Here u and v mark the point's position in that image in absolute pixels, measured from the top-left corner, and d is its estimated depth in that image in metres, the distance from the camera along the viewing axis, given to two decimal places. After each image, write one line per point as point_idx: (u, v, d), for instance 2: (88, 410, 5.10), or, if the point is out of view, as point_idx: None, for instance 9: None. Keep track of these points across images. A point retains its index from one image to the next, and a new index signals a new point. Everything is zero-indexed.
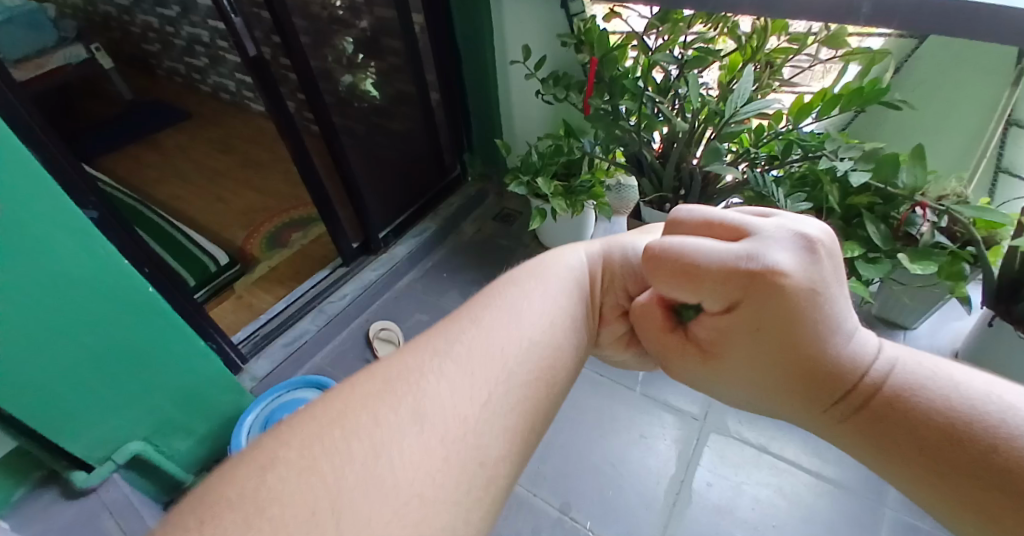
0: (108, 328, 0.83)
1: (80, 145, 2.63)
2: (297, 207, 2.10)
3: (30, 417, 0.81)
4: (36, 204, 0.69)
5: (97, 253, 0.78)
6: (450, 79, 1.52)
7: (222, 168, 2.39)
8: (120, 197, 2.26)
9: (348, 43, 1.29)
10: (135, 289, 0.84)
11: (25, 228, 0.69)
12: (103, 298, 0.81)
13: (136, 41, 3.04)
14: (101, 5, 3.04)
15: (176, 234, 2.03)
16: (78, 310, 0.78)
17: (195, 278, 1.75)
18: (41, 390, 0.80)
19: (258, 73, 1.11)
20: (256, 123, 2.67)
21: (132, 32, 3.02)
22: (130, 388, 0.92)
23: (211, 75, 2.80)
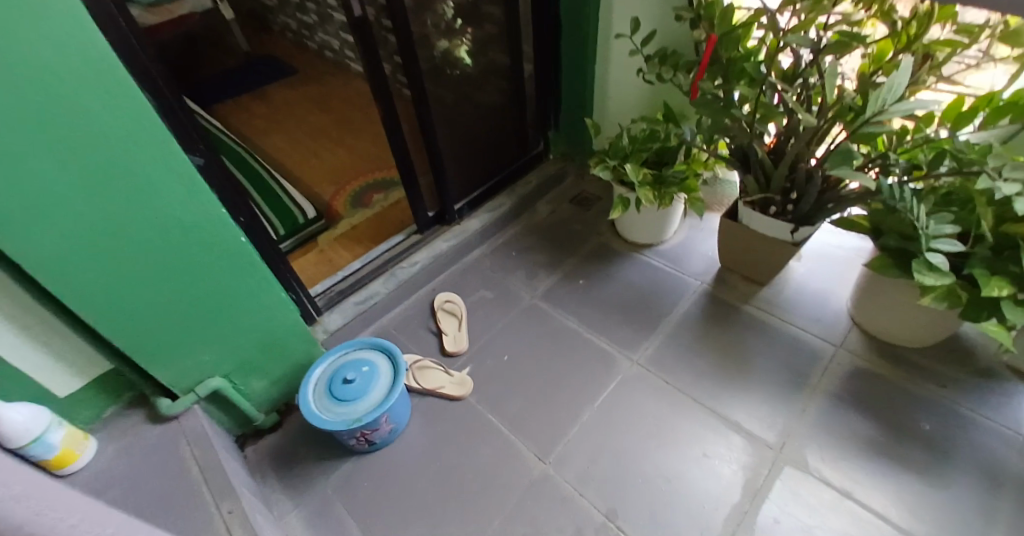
0: (202, 272, 0.88)
1: (199, 90, 2.85)
2: (382, 170, 2.17)
3: (139, 353, 0.88)
4: (135, 153, 0.72)
5: (196, 197, 0.81)
6: (546, 53, 1.46)
7: (320, 124, 2.50)
8: (228, 145, 2.43)
9: (449, 7, 1.25)
10: (229, 237, 0.88)
11: (130, 174, 0.73)
12: (199, 243, 0.85)
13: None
14: None
15: (272, 184, 2.15)
16: (176, 252, 0.83)
17: (285, 228, 1.87)
18: (143, 324, 0.86)
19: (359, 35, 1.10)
20: (353, 83, 2.76)
21: None
22: (221, 330, 0.97)
23: (318, 33, 2.92)
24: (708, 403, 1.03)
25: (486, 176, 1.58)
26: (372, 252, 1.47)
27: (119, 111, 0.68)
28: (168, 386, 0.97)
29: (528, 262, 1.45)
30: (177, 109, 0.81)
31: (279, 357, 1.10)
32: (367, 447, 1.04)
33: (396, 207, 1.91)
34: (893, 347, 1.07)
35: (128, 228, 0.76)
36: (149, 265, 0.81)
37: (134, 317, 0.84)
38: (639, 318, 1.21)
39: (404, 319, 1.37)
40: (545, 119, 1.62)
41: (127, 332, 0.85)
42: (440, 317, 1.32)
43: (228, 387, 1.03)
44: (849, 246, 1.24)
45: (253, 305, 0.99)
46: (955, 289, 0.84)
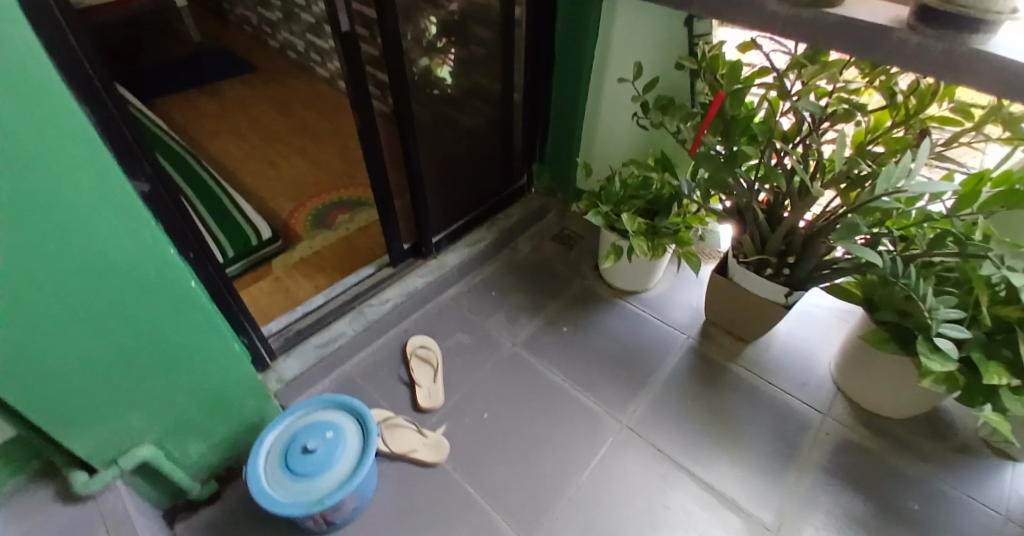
0: (142, 323, 0.76)
1: (141, 82, 2.60)
2: (346, 187, 2.06)
3: (50, 420, 0.74)
4: (69, 189, 0.61)
5: (141, 236, 0.71)
6: (537, 83, 1.41)
7: (279, 131, 2.34)
8: (173, 147, 2.21)
9: (432, 24, 1.14)
10: (177, 281, 0.77)
11: (59, 212, 0.61)
12: (140, 289, 0.74)
13: None
14: None
15: (224, 196, 1.97)
16: (111, 301, 0.71)
17: (235, 250, 1.72)
18: (63, 386, 0.72)
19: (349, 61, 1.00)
20: (318, 89, 2.62)
21: None
22: (159, 386, 0.84)
23: (280, 32, 2.74)
24: (701, 477, 0.98)
25: (468, 209, 1.50)
26: (338, 288, 1.37)
27: (56, 151, 0.58)
28: (86, 459, 0.82)
29: (508, 304, 1.37)
30: (113, 127, 0.72)
31: (225, 414, 0.98)
32: (322, 528, 0.91)
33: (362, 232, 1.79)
34: (881, 418, 1.05)
35: (52, 276, 0.64)
36: (75, 316, 0.69)
37: (50, 379, 0.70)
38: (628, 376, 1.15)
39: (374, 364, 1.26)
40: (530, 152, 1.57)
41: (39, 398, 0.70)
42: (413, 365, 1.22)
43: (159, 456, 0.90)
44: (833, 307, 1.24)
45: (200, 358, 0.87)
46: (954, 373, 0.82)
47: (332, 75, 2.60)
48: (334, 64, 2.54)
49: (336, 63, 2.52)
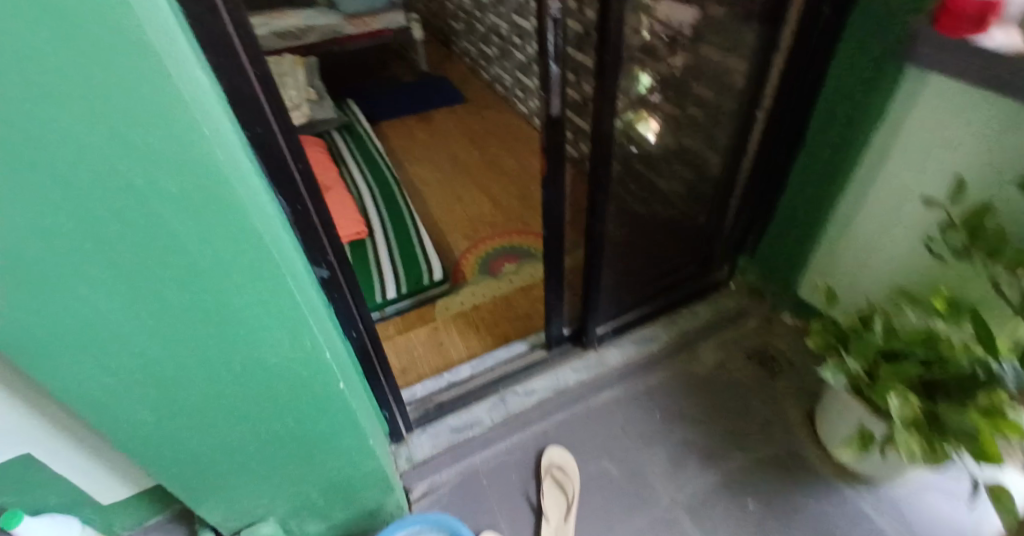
0: (282, 416, 0.73)
1: (371, 104, 2.89)
2: (517, 233, 2.07)
3: (182, 484, 0.76)
4: (228, 305, 0.56)
5: (295, 345, 0.64)
6: (772, 165, 1.14)
7: (472, 165, 2.43)
8: (381, 169, 2.37)
9: (647, 81, 0.92)
10: (323, 384, 0.72)
11: (215, 325, 0.57)
12: (286, 388, 0.70)
13: (446, 17, 3.21)
14: None
15: (409, 226, 2.06)
16: (258, 395, 0.68)
17: (407, 285, 1.78)
18: (201, 459, 0.73)
19: (550, 144, 0.89)
20: (517, 125, 2.65)
21: (445, 8, 3.20)
22: (287, 468, 0.82)
23: (494, 67, 2.82)
24: None
25: (646, 301, 1.28)
26: (488, 360, 1.28)
27: (236, 263, 0.52)
28: (215, 523, 0.87)
29: (676, 435, 1.11)
30: (303, 211, 0.71)
31: (345, 498, 0.94)
32: None
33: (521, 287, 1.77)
34: None
35: (206, 374, 0.62)
36: (221, 408, 0.67)
37: (189, 452, 0.71)
38: None
39: (501, 465, 1.10)
40: (736, 246, 1.29)
41: (176, 465, 0.72)
42: (545, 486, 1.05)
43: (276, 534, 0.91)
44: None
45: (333, 446, 0.83)
46: None
47: (532, 113, 2.58)
48: (535, 103, 2.51)
49: (538, 102, 2.50)
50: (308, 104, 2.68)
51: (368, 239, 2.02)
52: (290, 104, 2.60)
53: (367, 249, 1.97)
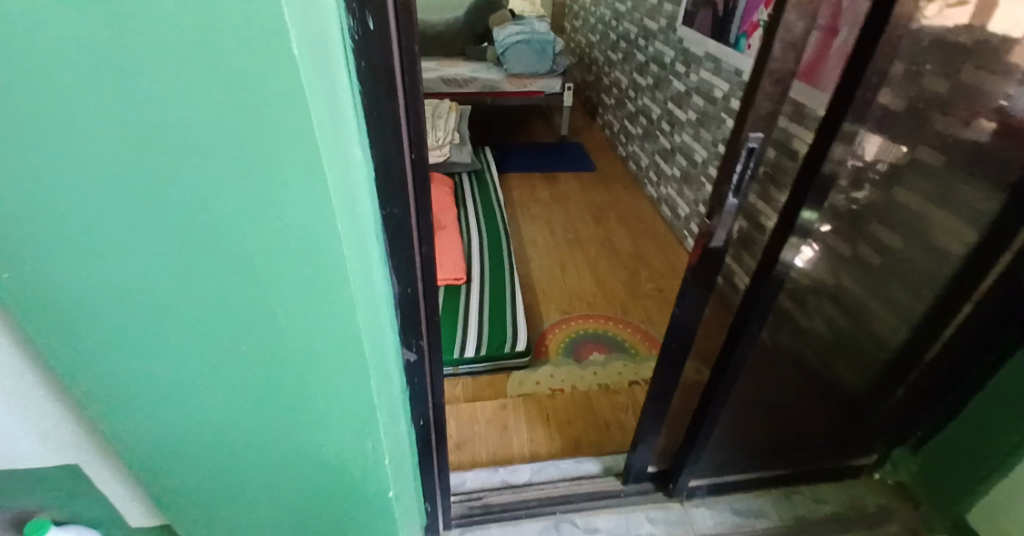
0: (310, 486, 0.64)
1: (511, 159, 3.18)
2: (612, 319, 1.92)
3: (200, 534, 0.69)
4: (284, 351, 0.50)
5: (347, 411, 0.57)
6: (957, 373, 1.05)
7: (585, 237, 2.42)
8: (495, 220, 2.39)
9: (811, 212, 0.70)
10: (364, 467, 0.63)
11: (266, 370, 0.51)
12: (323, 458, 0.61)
13: (602, 90, 3.46)
14: (597, 54, 3.55)
15: (506, 284, 1.99)
16: (290, 458, 0.60)
17: (487, 349, 1.68)
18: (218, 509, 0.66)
19: (700, 273, 0.80)
20: (641, 207, 2.68)
21: (603, 84, 3.45)
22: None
23: (635, 144, 2.90)
24: None
25: (758, 466, 1.17)
26: (550, 470, 1.19)
27: (321, 319, 0.48)
28: None
29: None
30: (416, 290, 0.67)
31: None
32: None
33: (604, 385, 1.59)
34: None
35: (241, 419, 0.55)
36: (246, 461, 0.60)
37: (206, 501, 0.64)
38: None
39: None
40: (874, 433, 1.19)
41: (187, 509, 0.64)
42: None
43: None
44: None
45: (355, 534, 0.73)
46: None
47: (660, 199, 2.58)
48: (668, 189, 2.49)
49: (671, 189, 2.45)
50: (449, 146, 2.81)
51: (464, 288, 1.98)
52: (434, 142, 2.74)
53: (459, 299, 1.93)
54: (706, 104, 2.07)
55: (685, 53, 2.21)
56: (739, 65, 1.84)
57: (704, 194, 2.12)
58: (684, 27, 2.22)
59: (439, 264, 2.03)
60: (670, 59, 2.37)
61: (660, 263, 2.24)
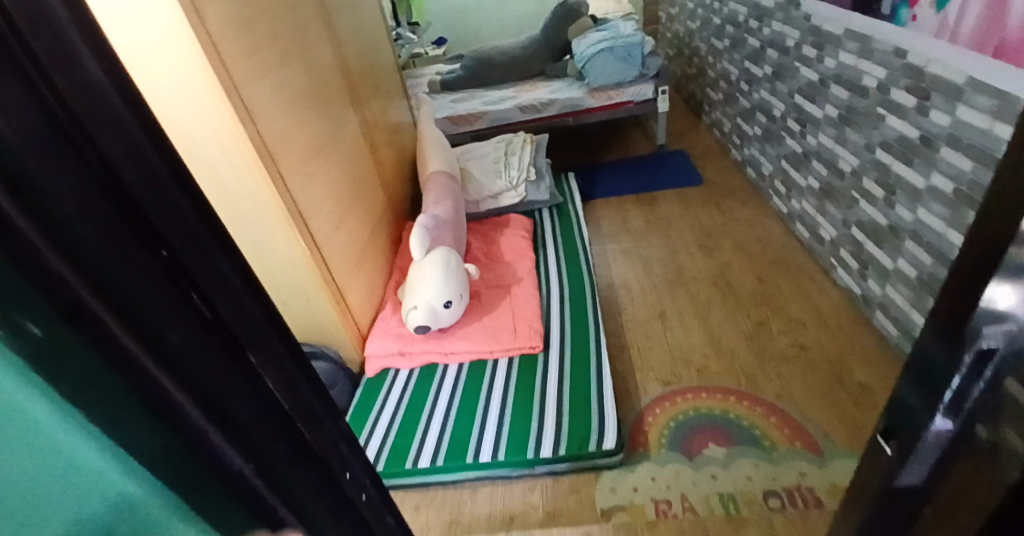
0: None
1: (600, 182, 2.85)
2: (736, 395, 1.48)
3: None
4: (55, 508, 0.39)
5: None
6: None
7: (693, 272, 2.04)
8: (582, 267, 2.10)
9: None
10: None
11: None
12: None
13: (706, 85, 3.00)
14: (697, 44, 3.08)
15: (591, 351, 1.67)
16: None
17: (566, 447, 1.37)
18: None
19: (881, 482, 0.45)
20: (763, 224, 2.22)
21: (707, 77, 2.98)
22: None
23: (752, 146, 2.43)
24: None
25: None
26: None
27: None
28: None
29: None
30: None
31: None
32: None
33: (727, 504, 1.21)
34: None
35: None
36: None
37: None
38: None
39: None
40: None
41: None
42: None
43: None
44: None
45: None
46: None
47: (794, 216, 2.08)
48: (803, 204, 1.98)
49: (807, 204, 1.94)
50: (525, 185, 2.58)
51: (541, 358, 1.70)
52: (508, 183, 2.53)
53: (537, 374, 1.63)
54: (853, 95, 1.57)
55: (815, 32, 1.72)
56: (901, 41, 1.35)
57: (859, 214, 1.62)
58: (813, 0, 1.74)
59: (514, 330, 1.78)
60: (795, 42, 1.88)
61: (794, 305, 1.76)
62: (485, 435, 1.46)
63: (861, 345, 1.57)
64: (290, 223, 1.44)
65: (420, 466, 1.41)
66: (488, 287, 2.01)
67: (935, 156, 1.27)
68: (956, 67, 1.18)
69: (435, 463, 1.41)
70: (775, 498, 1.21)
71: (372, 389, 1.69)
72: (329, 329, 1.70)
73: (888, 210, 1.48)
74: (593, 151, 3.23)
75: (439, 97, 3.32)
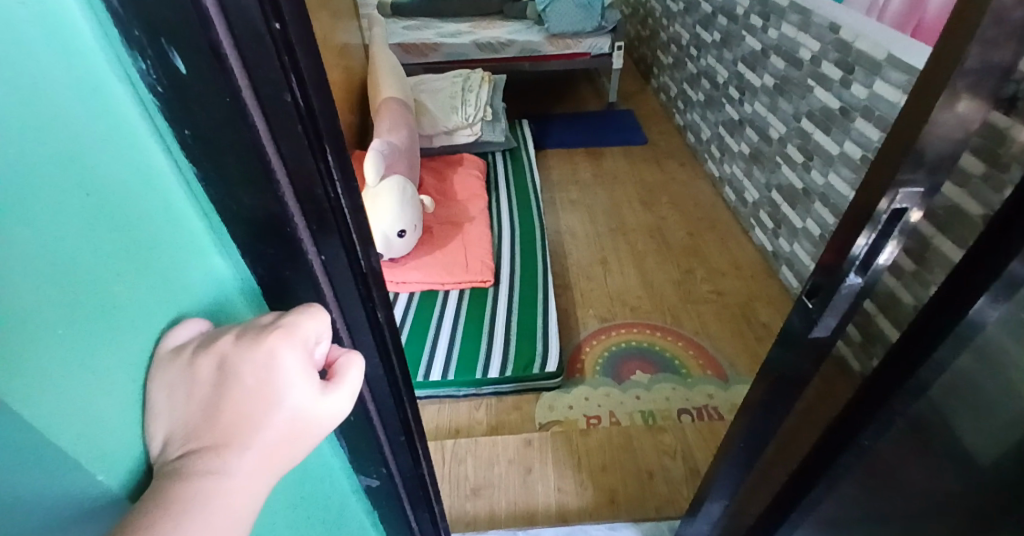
0: None
1: (552, 131, 2.91)
2: (662, 330, 1.67)
3: None
4: None
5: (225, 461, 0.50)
6: None
7: (631, 224, 2.19)
8: (531, 210, 2.19)
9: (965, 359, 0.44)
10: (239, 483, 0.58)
11: None
12: None
13: (657, 47, 3.10)
14: (652, 4, 3.15)
15: (538, 287, 1.78)
16: None
17: (513, 369, 1.49)
18: None
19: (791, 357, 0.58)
20: (696, 185, 2.40)
21: (658, 39, 3.08)
22: None
23: (693, 111, 2.58)
24: None
25: None
26: None
27: None
28: None
29: None
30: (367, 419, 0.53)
31: None
32: None
33: (647, 418, 1.40)
34: None
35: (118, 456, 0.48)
36: None
37: None
38: None
39: None
40: None
41: None
42: None
43: None
44: None
45: None
46: None
47: (723, 179, 2.26)
48: (733, 168, 2.16)
49: (736, 168, 2.12)
50: (480, 124, 2.58)
51: (491, 291, 1.79)
52: (464, 120, 2.52)
53: (486, 305, 1.73)
54: (788, 66, 1.71)
55: (764, 2, 1.83)
56: (836, 17, 1.48)
57: (779, 178, 1.80)
58: None
59: (465, 264, 1.86)
60: (743, 11, 1.98)
61: (717, 258, 1.96)
62: (435, 357, 1.55)
63: (770, 293, 1.79)
64: None
65: None
66: (440, 223, 2.05)
67: (850, 125, 1.44)
68: (881, 44, 1.32)
69: None
70: (686, 414, 1.41)
71: None
72: None
73: (804, 174, 1.66)
74: (545, 100, 3.26)
75: (390, 24, 3.16)
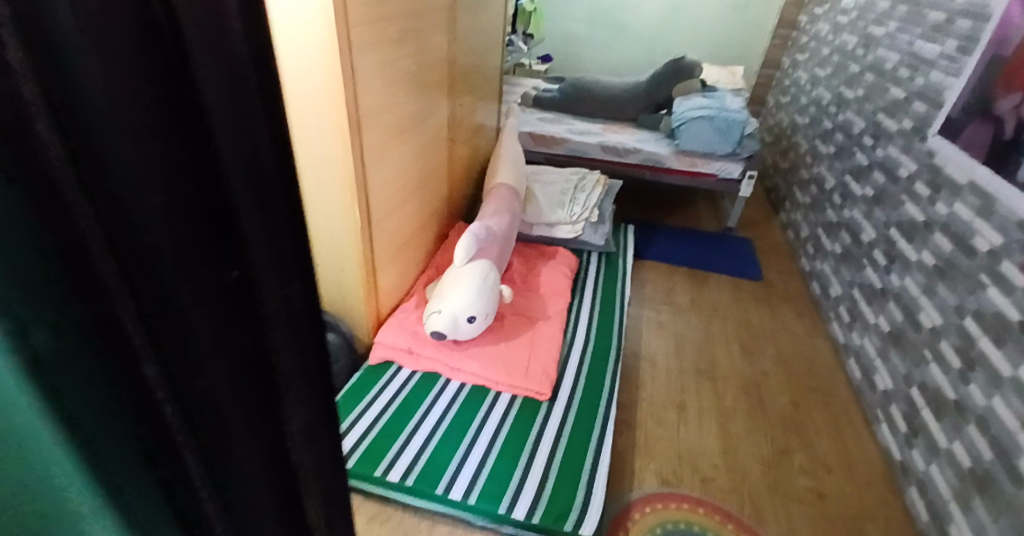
0: None
1: (659, 244, 2.76)
2: (734, 523, 1.36)
3: None
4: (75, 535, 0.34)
5: None
6: None
7: (725, 370, 1.92)
8: (615, 324, 2.01)
9: None
10: None
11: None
12: None
13: (795, 182, 2.88)
14: (799, 139, 2.96)
15: (598, 418, 1.57)
16: None
17: (542, 515, 1.28)
18: None
19: None
20: (813, 344, 2.09)
21: (798, 175, 2.86)
22: None
23: (825, 261, 2.31)
24: None
25: None
26: None
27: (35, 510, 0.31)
28: None
29: None
30: None
31: None
32: None
33: None
34: None
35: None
36: None
37: None
38: None
39: None
40: None
41: None
42: None
43: None
44: None
45: None
46: None
47: (849, 347, 1.94)
48: (864, 341, 1.85)
49: (868, 342, 1.81)
50: (584, 224, 2.50)
51: (545, 408, 1.61)
52: (569, 216, 2.46)
53: (536, 423, 1.55)
54: (956, 250, 1.45)
55: (934, 172, 1.60)
56: None
57: (924, 376, 1.48)
58: (938, 137, 1.62)
59: (527, 368, 1.71)
60: (907, 175, 1.75)
61: (824, 445, 1.63)
62: (462, 472, 1.38)
63: (886, 515, 1.43)
64: (352, 196, 1.41)
65: (388, 479, 1.35)
66: (515, 316, 1.94)
67: None
68: None
69: (403, 482, 1.34)
70: None
71: (366, 379, 1.63)
72: (350, 305, 1.67)
73: (959, 384, 1.34)
74: (660, 211, 3.14)
75: (527, 112, 3.30)
